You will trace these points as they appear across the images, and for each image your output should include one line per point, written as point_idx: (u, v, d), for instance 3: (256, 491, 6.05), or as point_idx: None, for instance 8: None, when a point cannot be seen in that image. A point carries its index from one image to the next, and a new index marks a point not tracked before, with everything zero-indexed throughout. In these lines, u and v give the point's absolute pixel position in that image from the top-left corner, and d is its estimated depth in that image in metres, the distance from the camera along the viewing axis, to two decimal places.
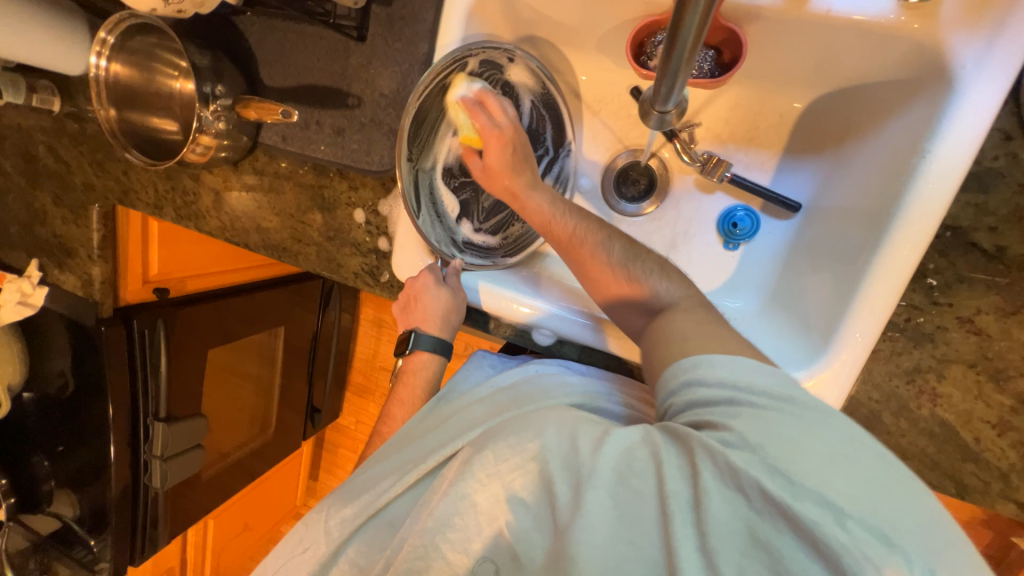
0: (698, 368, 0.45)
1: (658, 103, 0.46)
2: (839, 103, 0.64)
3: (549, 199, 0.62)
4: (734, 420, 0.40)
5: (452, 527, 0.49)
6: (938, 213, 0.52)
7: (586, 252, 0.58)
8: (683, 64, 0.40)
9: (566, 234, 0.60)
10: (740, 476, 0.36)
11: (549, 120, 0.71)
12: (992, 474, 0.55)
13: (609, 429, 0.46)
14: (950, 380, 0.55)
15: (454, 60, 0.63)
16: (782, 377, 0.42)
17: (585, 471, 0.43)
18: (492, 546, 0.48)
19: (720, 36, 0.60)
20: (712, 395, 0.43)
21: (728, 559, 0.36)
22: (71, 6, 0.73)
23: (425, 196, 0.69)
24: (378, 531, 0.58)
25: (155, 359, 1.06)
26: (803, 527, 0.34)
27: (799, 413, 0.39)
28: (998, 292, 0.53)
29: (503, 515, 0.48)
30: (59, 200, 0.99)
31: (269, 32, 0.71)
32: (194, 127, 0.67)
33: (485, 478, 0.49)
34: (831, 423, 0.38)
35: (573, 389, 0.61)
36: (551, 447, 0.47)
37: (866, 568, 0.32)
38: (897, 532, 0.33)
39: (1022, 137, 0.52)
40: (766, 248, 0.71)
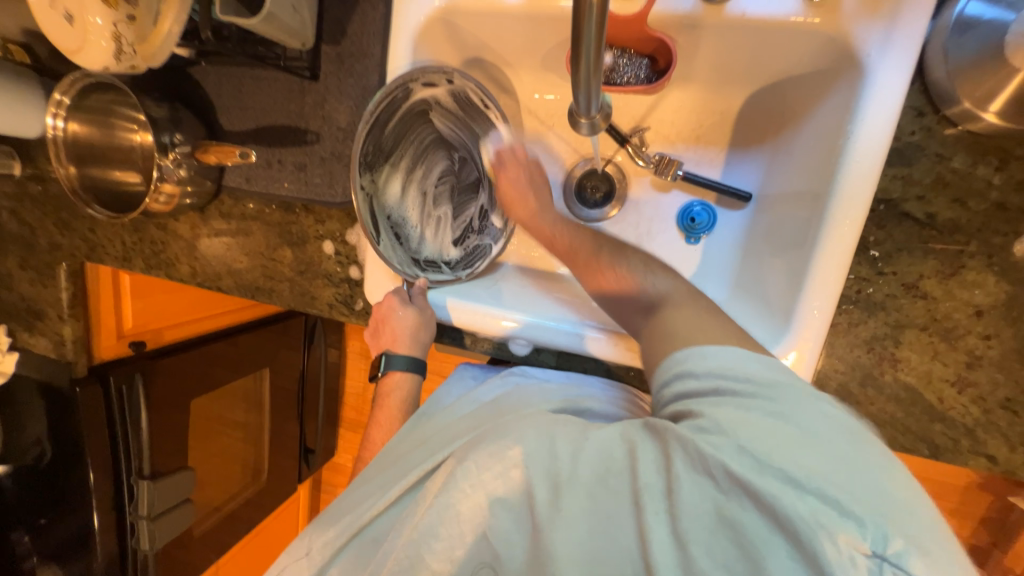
0: (689, 361, 0.47)
1: (580, 110, 0.49)
2: (771, 96, 0.68)
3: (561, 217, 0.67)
4: (712, 407, 0.42)
5: (438, 537, 0.49)
6: (869, 188, 0.55)
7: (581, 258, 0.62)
8: (592, 73, 0.42)
9: (565, 247, 0.65)
10: (705, 458, 0.38)
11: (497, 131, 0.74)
12: (959, 431, 0.57)
13: (590, 431, 0.47)
14: (907, 345, 0.57)
15: (398, 87, 0.65)
16: (770, 364, 0.44)
17: (565, 474, 0.44)
18: (476, 549, 0.49)
19: (654, 45, 0.63)
20: (700, 385, 0.44)
21: (697, 539, 0.38)
22: (25, 72, 0.75)
23: (383, 221, 0.71)
24: (362, 548, 0.56)
25: (134, 414, 1.04)
26: (763, 499, 0.35)
27: (781, 400, 0.40)
28: (936, 257, 0.56)
29: (484, 519, 0.48)
30: (25, 263, 0.98)
31: (225, 79, 0.73)
32: (154, 176, 0.68)
33: (470, 488, 0.48)
34: (807, 407, 0.40)
35: (553, 394, 0.62)
36: (531, 451, 0.47)
37: (820, 535, 0.33)
38: (857, 503, 0.34)
39: (933, 112, 0.56)
40: (725, 239, 0.74)
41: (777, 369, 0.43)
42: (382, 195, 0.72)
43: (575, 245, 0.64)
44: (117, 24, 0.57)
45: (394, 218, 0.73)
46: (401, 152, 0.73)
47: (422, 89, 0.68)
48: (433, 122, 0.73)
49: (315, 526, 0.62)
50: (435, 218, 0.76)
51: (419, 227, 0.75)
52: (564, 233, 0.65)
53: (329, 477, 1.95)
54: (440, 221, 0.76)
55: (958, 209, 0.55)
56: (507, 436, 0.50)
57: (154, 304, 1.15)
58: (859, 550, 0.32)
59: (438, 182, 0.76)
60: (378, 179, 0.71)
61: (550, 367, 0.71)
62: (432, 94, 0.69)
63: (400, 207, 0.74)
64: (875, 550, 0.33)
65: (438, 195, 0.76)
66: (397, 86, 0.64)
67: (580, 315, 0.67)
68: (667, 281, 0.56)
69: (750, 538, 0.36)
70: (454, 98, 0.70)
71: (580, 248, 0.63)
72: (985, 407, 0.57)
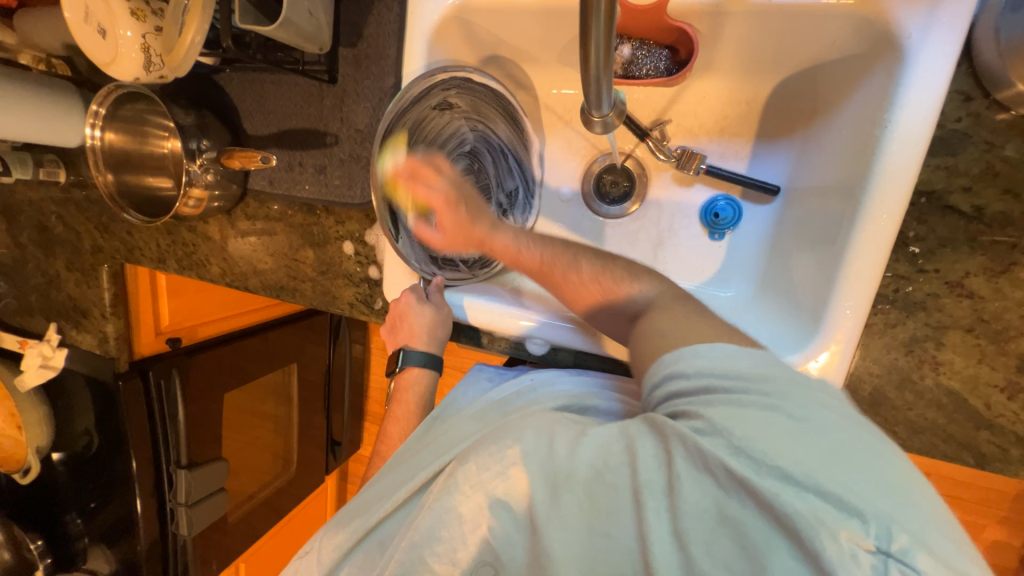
0: (682, 361, 0.46)
1: (592, 107, 0.48)
2: (803, 84, 0.65)
3: (514, 236, 0.65)
4: (706, 408, 0.40)
5: (439, 540, 0.50)
6: (909, 180, 0.51)
7: (557, 274, 0.60)
8: (603, 70, 0.41)
9: (535, 263, 0.62)
10: (707, 457, 0.37)
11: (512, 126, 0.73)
12: (1009, 440, 0.53)
13: (585, 430, 0.47)
14: (950, 347, 0.53)
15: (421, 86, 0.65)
16: (759, 357, 0.43)
17: (563, 472, 0.44)
18: (482, 551, 0.48)
19: (674, 36, 0.61)
20: (690, 384, 0.44)
21: (698, 538, 0.36)
22: (67, 84, 0.79)
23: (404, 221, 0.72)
24: (369, 552, 0.57)
25: (172, 408, 1.11)
26: (765, 498, 0.34)
27: (772, 394, 0.40)
28: (983, 253, 0.52)
29: (486, 522, 0.48)
30: (71, 264, 1.04)
31: (248, 84, 0.75)
32: (183, 181, 0.71)
33: (470, 488, 0.49)
34: (800, 400, 0.39)
35: (561, 392, 0.62)
36: (529, 451, 0.47)
37: (822, 533, 0.32)
38: (861, 500, 0.33)
39: (982, 96, 0.51)
40: (751, 235, 0.71)
41: (766, 361, 0.43)
42: (403, 196, 0.72)
43: (550, 259, 0.61)
44: (145, 36, 0.60)
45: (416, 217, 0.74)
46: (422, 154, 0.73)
47: (440, 88, 0.68)
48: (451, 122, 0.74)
49: (324, 533, 0.62)
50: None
51: None
52: (532, 248, 0.63)
53: (355, 468, 2.01)
54: None
55: (1010, 201, 0.51)
56: (507, 435, 0.50)
57: (188, 302, 1.21)
58: (862, 546, 0.32)
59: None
60: (397, 178, 0.71)
61: (568, 367, 0.70)
62: (449, 94, 0.70)
63: (421, 206, 0.75)
64: (878, 545, 0.32)
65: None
66: (417, 86, 0.64)
67: None
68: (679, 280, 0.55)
69: (752, 539, 0.35)
70: (471, 98, 0.71)
71: (554, 262, 0.61)
72: None
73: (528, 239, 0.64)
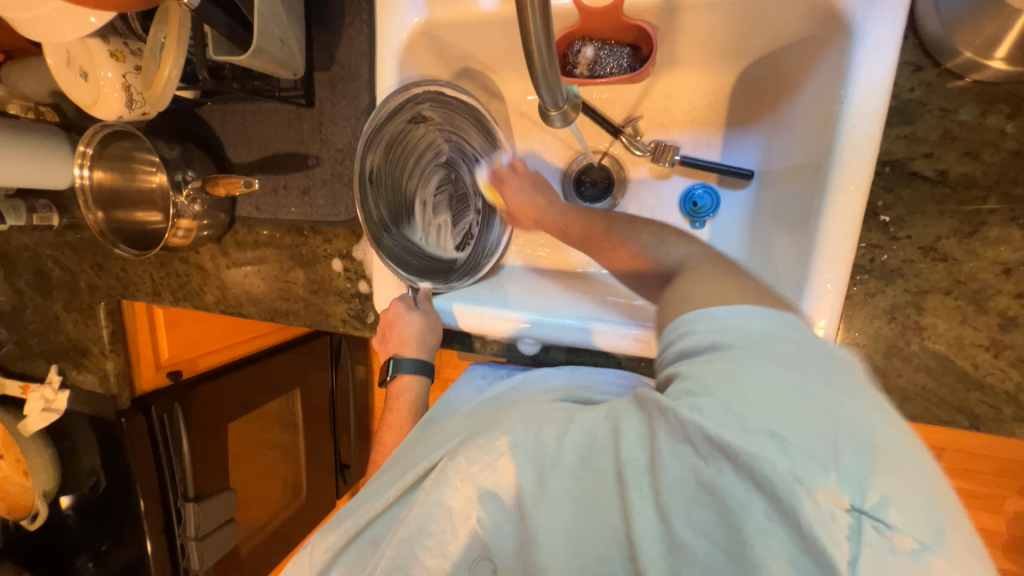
0: (698, 321, 0.44)
1: (547, 104, 0.50)
2: (765, 70, 0.67)
3: (561, 211, 0.68)
4: (704, 367, 0.39)
5: (429, 534, 0.50)
6: (870, 152, 0.52)
7: (598, 242, 0.63)
8: (550, 68, 0.43)
9: (579, 233, 0.66)
10: (687, 426, 0.36)
11: (488, 136, 0.75)
12: (1000, 398, 0.54)
13: (574, 416, 0.47)
14: (931, 311, 0.54)
15: (396, 101, 0.67)
16: (780, 321, 0.41)
17: (550, 459, 0.44)
18: (469, 546, 0.49)
19: (632, 34, 0.63)
20: (700, 342, 0.42)
21: (677, 510, 0.37)
22: (56, 129, 0.81)
23: (390, 235, 0.72)
24: (359, 552, 0.56)
25: (176, 440, 1.12)
26: (744, 462, 0.33)
27: (777, 354, 0.38)
28: (952, 216, 0.52)
29: (475, 514, 0.48)
30: (69, 305, 1.05)
31: (230, 115, 0.77)
32: (172, 213, 0.73)
33: (461, 482, 0.49)
34: (806, 362, 0.37)
35: (556, 386, 0.62)
36: (518, 442, 0.47)
37: (798, 491, 0.31)
38: (844, 459, 0.32)
39: (932, 65, 0.52)
40: (730, 220, 0.73)
41: (784, 326, 0.40)
42: (388, 210, 0.73)
43: (591, 230, 0.64)
44: (126, 76, 0.62)
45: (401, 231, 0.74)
46: (403, 165, 0.74)
47: (413, 103, 0.70)
48: (429, 135, 0.75)
49: (315, 538, 0.61)
50: (436, 226, 0.77)
51: (424, 236, 0.77)
52: (575, 221, 0.66)
53: None
54: (442, 227, 0.78)
55: (972, 163, 0.51)
56: (496, 429, 0.50)
57: (187, 334, 1.22)
58: (838, 505, 0.31)
59: (436, 191, 0.78)
60: (375, 192, 0.71)
61: (561, 363, 0.71)
62: (422, 107, 0.71)
63: (405, 218, 0.75)
64: (853, 504, 0.31)
65: (436, 205, 0.78)
66: (390, 102, 0.66)
67: (585, 309, 0.67)
68: (681, 247, 0.55)
69: (728, 501, 0.34)
70: (446, 111, 0.73)
71: (594, 231, 0.64)
72: None
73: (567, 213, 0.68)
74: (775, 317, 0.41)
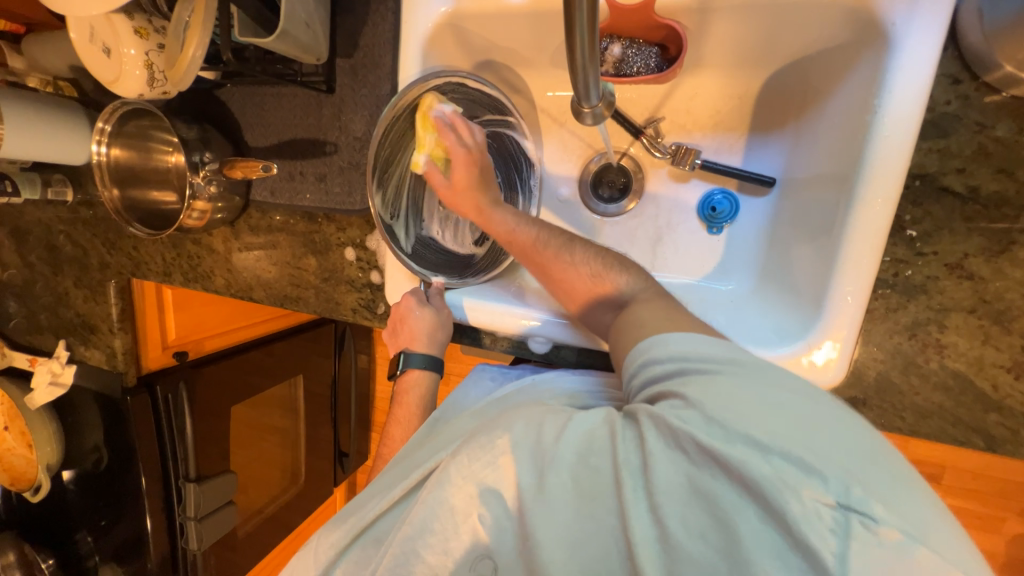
0: (654, 348, 0.49)
1: (581, 99, 0.49)
2: (794, 75, 0.66)
3: (511, 213, 0.65)
4: (680, 386, 0.42)
5: (432, 531, 0.49)
6: (902, 164, 0.51)
7: (549, 255, 0.61)
8: (589, 61, 0.42)
9: (527, 244, 0.63)
10: (676, 433, 0.38)
11: (507, 129, 0.74)
12: (1019, 421, 0.53)
13: (572, 416, 0.47)
14: (953, 329, 0.53)
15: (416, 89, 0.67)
16: (729, 345, 0.46)
17: (550, 458, 0.44)
18: (474, 542, 0.48)
19: (663, 33, 0.62)
20: (663, 368, 0.46)
21: (672, 513, 0.37)
22: (73, 103, 0.80)
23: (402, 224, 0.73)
24: (366, 548, 0.56)
25: (179, 420, 1.13)
26: (734, 468, 0.35)
27: (739, 370, 0.42)
28: (981, 233, 0.51)
29: (477, 511, 0.48)
30: (80, 281, 1.05)
31: (249, 98, 0.77)
32: (187, 194, 0.73)
33: (461, 480, 0.48)
34: (767, 376, 0.41)
35: (562, 390, 0.62)
36: (519, 440, 0.46)
37: (786, 494, 0.33)
38: (822, 460, 0.34)
39: (971, 78, 0.50)
40: (748, 227, 0.72)
41: (735, 348, 0.45)
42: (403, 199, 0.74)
43: (543, 241, 0.62)
44: (149, 52, 0.61)
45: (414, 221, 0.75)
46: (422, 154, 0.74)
47: (433, 93, 0.70)
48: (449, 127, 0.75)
49: (320, 534, 0.61)
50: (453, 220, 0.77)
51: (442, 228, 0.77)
52: (524, 229, 0.63)
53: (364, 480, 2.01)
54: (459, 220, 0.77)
55: (1005, 180, 0.50)
56: (497, 427, 0.50)
57: (194, 316, 1.23)
58: (823, 503, 0.33)
59: None
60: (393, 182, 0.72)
61: (571, 364, 0.70)
62: (442, 99, 0.71)
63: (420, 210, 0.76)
64: (839, 501, 0.33)
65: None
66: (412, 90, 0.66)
67: None
68: (638, 280, 0.59)
69: (722, 505, 0.36)
70: (466, 102, 0.73)
71: (549, 241, 0.62)
72: None
73: (522, 219, 0.65)
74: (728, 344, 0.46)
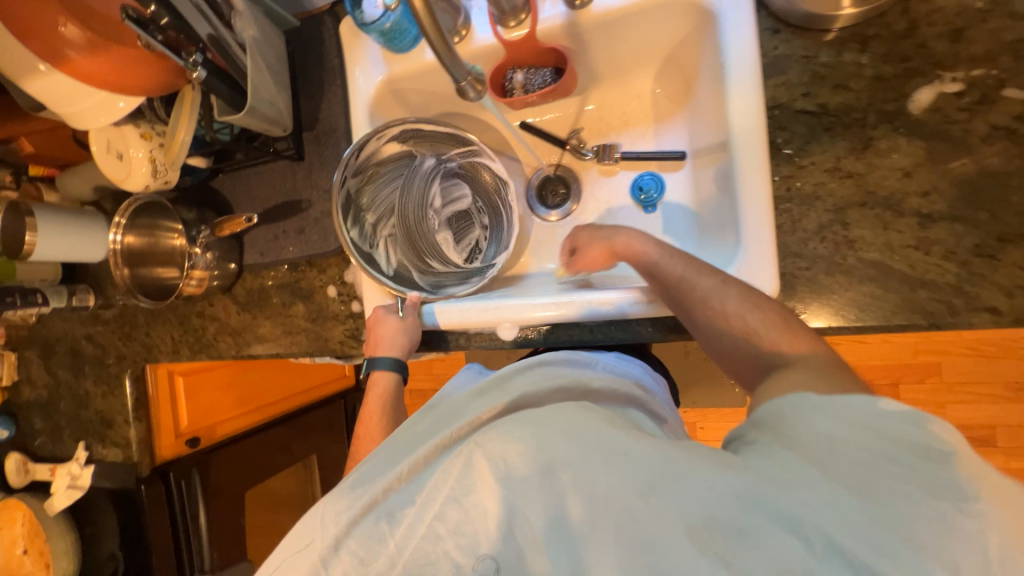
0: (827, 401, 0.45)
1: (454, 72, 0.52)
2: (670, 69, 0.79)
3: (656, 243, 0.67)
4: (831, 458, 0.41)
5: (462, 533, 0.45)
6: (755, 98, 0.60)
7: (696, 293, 0.60)
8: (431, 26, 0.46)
9: (674, 277, 0.63)
10: (807, 525, 0.38)
11: (476, 157, 0.84)
12: (946, 292, 0.56)
13: (626, 448, 0.44)
14: (855, 224, 0.59)
15: (372, 138, 0.79)
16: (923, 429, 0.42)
17: (615, 493, 0.43)
18: (500, 546, 0.45)
19: (552, 57, 0.76)
20: (828, 421, 0.44)
21: None
22: (95, 211, 0.95)
23: (381, 254, 0.83)
24: (376, 525, 0.48)
25: (192, 508, 1.21)
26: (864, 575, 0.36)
27: (906, 463, 0.40)
28: (844, 138, 0.59)
29: (517, 523, 0.45)
30: (98, 380, 1.13)
31: (236, 180, 0.90)
32: (187, 264, 0.86)
33: (488, 478, 0.46)
34: (936, 477, 0.39)
35: (561, 372, 0.57)
36: (565, 460, 0.45)
37: None
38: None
39: (788, 26, 0.62)
40: (677, 199, 0.82)
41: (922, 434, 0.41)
42: (381, 234, 0.84)
43: (691, 275, 0.62)
44: (152, 151, 0.77)
45: (399, 252, 0.84)
46: (393, 192, 0.84)
47: (395, 139, 0.82)
48: (417, 165, 0.85)
49: (327, 501, 0.53)
50: (437, 243, 0.84)
51: (430, 251, 0.84)
52: (676, 266, 0.63)
53: None
54: (441, 243, 0.84)
55: (844, 93, 0.60)
56: (532, 424, 0.47)
57: (205, 402, 1.29)
58: None
59: (437, 213, 0.85)
60: (369, 218, 0.84)
61: (541, 344, 0.76)
62: (407, 145, 0.83)
63: (400, 241, 0.84)
64: None
65: (432, 222, 0.85)
66: (371, 140, 0.79)
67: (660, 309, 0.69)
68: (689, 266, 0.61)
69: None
70: (430, 141, 0.83)
71: (694, 279, 0.61)
72: (958, 260, 0.56)
73: (668, 253, 0.65)
74: (920, 422, 0.42)
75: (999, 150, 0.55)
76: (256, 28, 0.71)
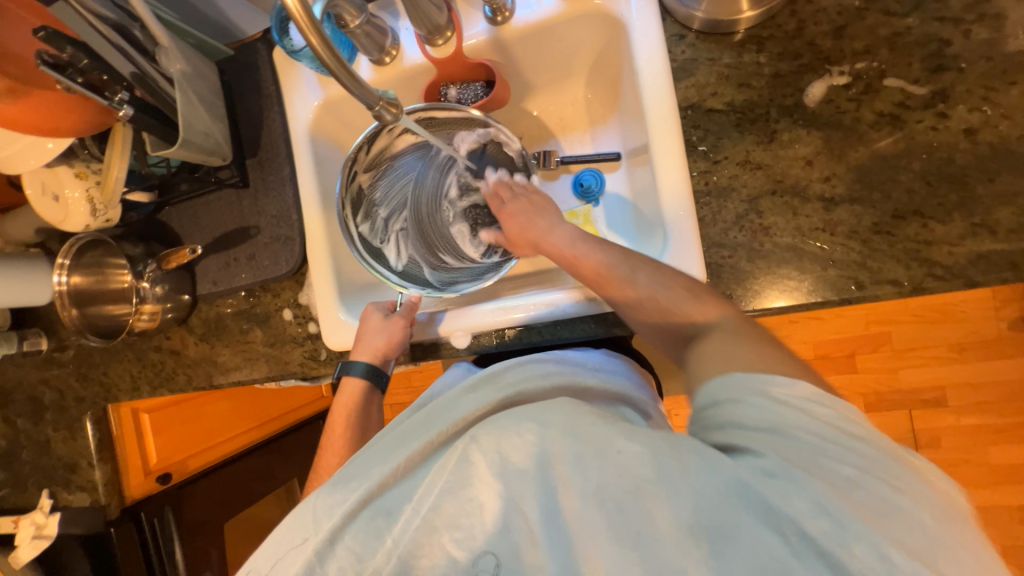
0: (777, 388, 0.46)
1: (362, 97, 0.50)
2: (598, 75, 0.83)
3: (569, 241, 0.70)
4: (820, 455, 0.41)
5: (458, 527, 0.47)
6: (668, 101, 0.64)
7: (615, 285, 0.63)
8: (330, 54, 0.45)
9: (592, 273, 0.66)
10: (779, 517, 0.39)
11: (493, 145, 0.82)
12: (852, 268, 0.60)
13: (620, 442, 0.45)
14: (768, 212, 0.63)
15: (377, 135, 0.79)
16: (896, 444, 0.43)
17: (608, 484, 0.44)
18: (496, 539, 0.46)
19: (483, 71, 0.78)
20: (811, 413, 0.44)
21: None
22: (38, 253, 0.93)
23: (394, 249, 0.84)
24: (374, 518, 0.50)
25: (168, 545, 1.19)
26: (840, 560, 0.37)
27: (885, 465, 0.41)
28: (750, 132, 0.64)
29: (509, 520, 0.46)
30: (58, 424, 1.09)
31: (183, 211, 0.90)
32: (136, 299, 0.85)
33: (488, 475, 0.47)
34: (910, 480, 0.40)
35: (552, 371, 0.59)
36: (559, 453, 0.46)
37: None
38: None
39: (692, 31, 0.67)
40: (617, 196, 0.85)
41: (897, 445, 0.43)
42: (395, 227, 0.85)
43: (607, 269, 0.64)
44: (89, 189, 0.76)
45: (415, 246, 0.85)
46: (406, 185, 0.84)
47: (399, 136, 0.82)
48: (430, 158, 0.85)
49: (319, 494, 0.54)
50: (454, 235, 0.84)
51: (447, 244, 0.84)
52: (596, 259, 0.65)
53: None
54: (457, 237, 0.85)
55: (747, 90, 0.64)
56: (524, 419, 0.48)
57: (174, 437, 1.27)
58: None
59: (456, 205, 0.85)
60: (381, 212, 0.84)
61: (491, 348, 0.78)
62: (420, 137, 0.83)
63: (416, 235, 0.85)
64: None
65: (448, 216, 0.85)
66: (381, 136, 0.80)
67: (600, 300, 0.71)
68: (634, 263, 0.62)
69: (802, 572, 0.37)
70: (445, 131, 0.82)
71: (609, 271, 0.64)
72: (861, 239, 0.60)
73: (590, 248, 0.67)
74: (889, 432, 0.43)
75: (886, 134, 0.60)
76: (184, 61, 0.72)
